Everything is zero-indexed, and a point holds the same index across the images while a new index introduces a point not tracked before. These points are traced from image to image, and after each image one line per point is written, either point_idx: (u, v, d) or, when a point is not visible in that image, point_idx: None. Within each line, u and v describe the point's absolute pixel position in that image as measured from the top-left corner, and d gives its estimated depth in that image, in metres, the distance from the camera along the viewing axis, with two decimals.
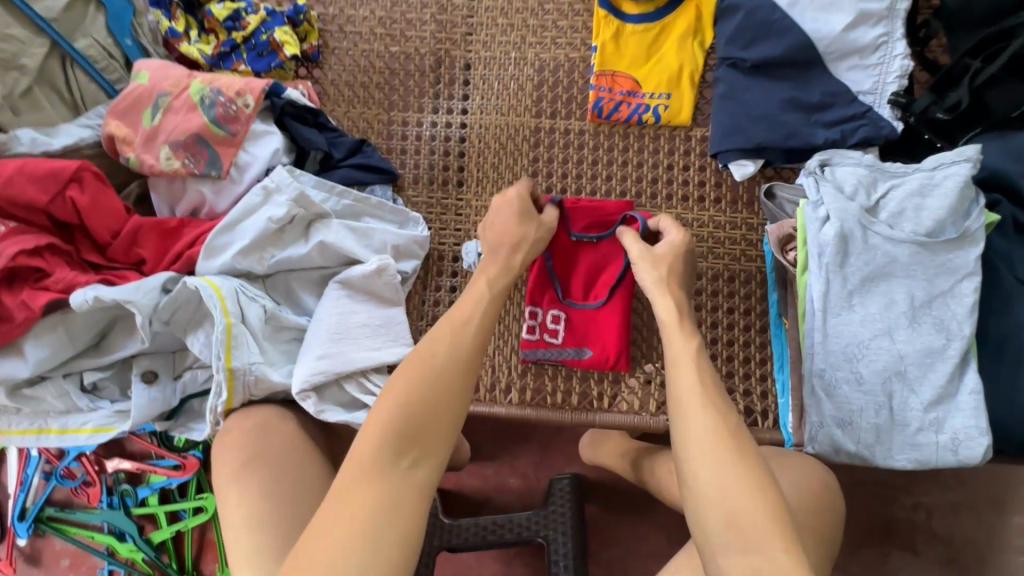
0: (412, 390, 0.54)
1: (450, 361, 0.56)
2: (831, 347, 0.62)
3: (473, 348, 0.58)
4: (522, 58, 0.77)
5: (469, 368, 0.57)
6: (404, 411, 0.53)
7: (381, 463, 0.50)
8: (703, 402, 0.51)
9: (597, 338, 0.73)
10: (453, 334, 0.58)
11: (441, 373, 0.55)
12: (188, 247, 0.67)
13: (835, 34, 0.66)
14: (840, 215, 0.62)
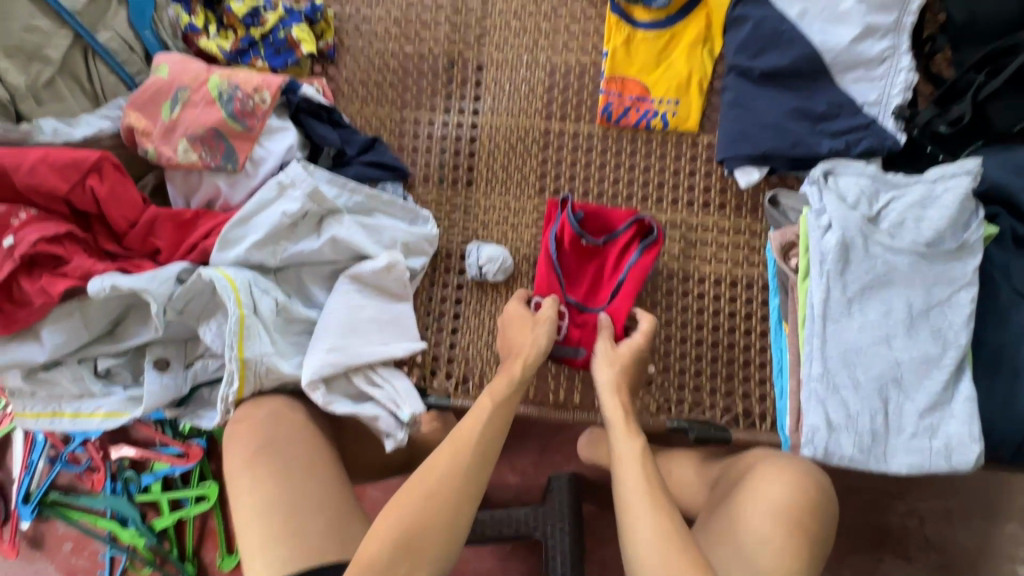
0: (417, 501, 0.55)
1: (454, 475, 0.57)
2: (831, 353, 0.64)
3: (480, 461, 0.59)
4: (534, 61, 0.79)
5: (477, 482, 0.58)
6: (403, 523, 0.54)
7: (379, 569, 0.52)
8: (673, 557, 0.53)
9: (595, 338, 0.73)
10: (462, 447, 0.59)
11: (440, 488, 0.56)
12: (203, 238, 0.69)
13: (843, 46, 0.67)
14: (843, 224, 0.63)
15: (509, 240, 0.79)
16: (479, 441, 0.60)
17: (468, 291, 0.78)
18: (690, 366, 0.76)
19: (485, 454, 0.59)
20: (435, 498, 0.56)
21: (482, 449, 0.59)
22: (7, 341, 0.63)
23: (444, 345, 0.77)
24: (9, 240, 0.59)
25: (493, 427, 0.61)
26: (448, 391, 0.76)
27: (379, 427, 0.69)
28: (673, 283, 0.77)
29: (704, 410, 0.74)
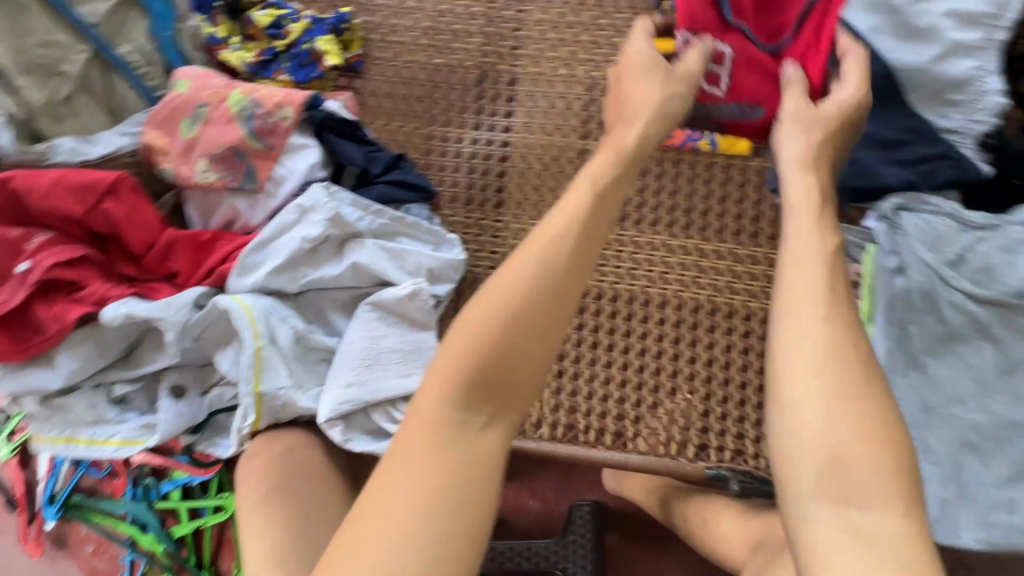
0: (457, 370, 0.45)
1: (501, 340, 0.46)
2: (899, 411, 0.57)
3: (536, 331, 0.47)
4: (572, 75, 0.73)
5: (573, 294, 0.48)
6: (478, 344, 0.45)
7: (432, 461, 0.43)
8: (818, 330, 0.43)
9: (767, 87, 0.61)
10: (510, 287, 0.47)
11: (520, 301, 0.47)
12: (220, 262, 0.66)
13: (920, 66, 0.60)
14: (915, 272, 0.58)
15: None
16: (545, 313, 0.47)
17: None
18: (735, 412, 0.70)
19: (545, 322, 0.47)
20: (477, 373, 0.45)
21: (540, 313, 0.47)
22: (22, 367, 0.61)
23: None
24: (25, 265, 0.57)
25: (558, 295, 0.48)
26: None
27: None
28: (717, 320, 0.71)
29: (748, 460, 0.69)
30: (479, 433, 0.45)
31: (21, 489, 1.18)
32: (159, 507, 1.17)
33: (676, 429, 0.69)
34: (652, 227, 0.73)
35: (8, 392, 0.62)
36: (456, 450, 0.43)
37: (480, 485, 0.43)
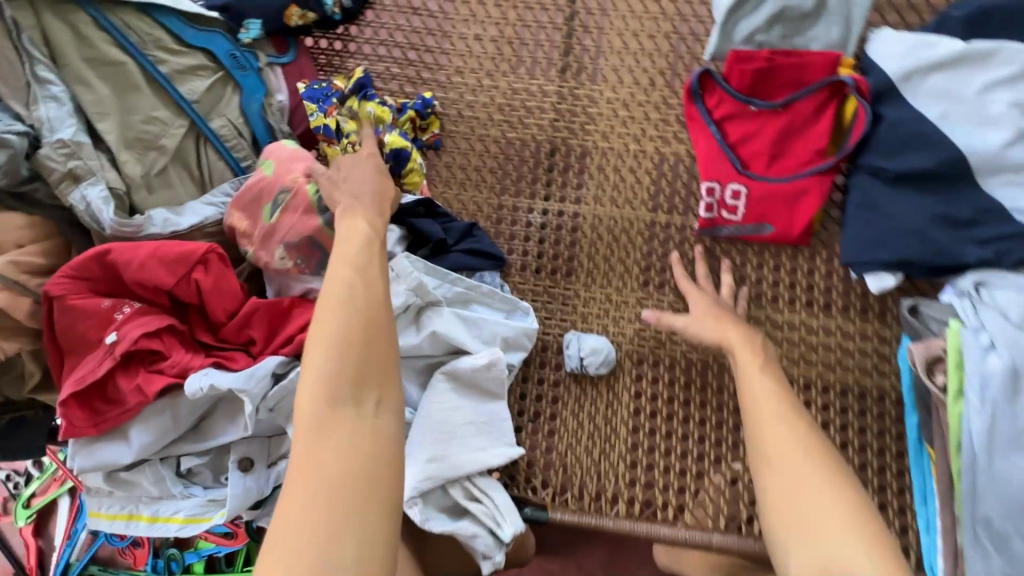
0: (334, 338, 0.47)
1: (349, 313, 0.48)
2: (1003, 496, 0.56)
3: (383, 306, 0.50)
4: (641, 151, 0.76)
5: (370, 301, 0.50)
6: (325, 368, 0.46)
7: (317, 446, 0.43)
8: (779, 417, 0.55)
9: (782, 212, 0.70)
10: (353, 270, 0.51)
11: (350, 324, 0.48)
12: (300, 330, 0.63)
13: (992, 151, 0.62)
14: (1007, 349, 0.57)
15: (612, 335, 0.74)
16: (384, 307, 0.50)
17: (566, 389, 0.73)
18: None
19: (383, 298, 0.50)
20: (359, 342, 0.47)
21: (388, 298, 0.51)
22: (93, 441, 0.59)
23: (540, 450, 0.71)
24: (113, 336, 0.56)
25: (379, 275, 0.52)
26: (545, 503, 0.69)
27: (475, 547, 0.62)
28: (793, 392, 0.70)
29: None
30: (376, 413, 0.46)
31: (33, 560, 1.11)
32: None
33: (724, 503, 0.69)
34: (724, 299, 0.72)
35: (76, 467, 0.60)
36: (343, 420, 0.44)
37: (386, 454, 0.44)
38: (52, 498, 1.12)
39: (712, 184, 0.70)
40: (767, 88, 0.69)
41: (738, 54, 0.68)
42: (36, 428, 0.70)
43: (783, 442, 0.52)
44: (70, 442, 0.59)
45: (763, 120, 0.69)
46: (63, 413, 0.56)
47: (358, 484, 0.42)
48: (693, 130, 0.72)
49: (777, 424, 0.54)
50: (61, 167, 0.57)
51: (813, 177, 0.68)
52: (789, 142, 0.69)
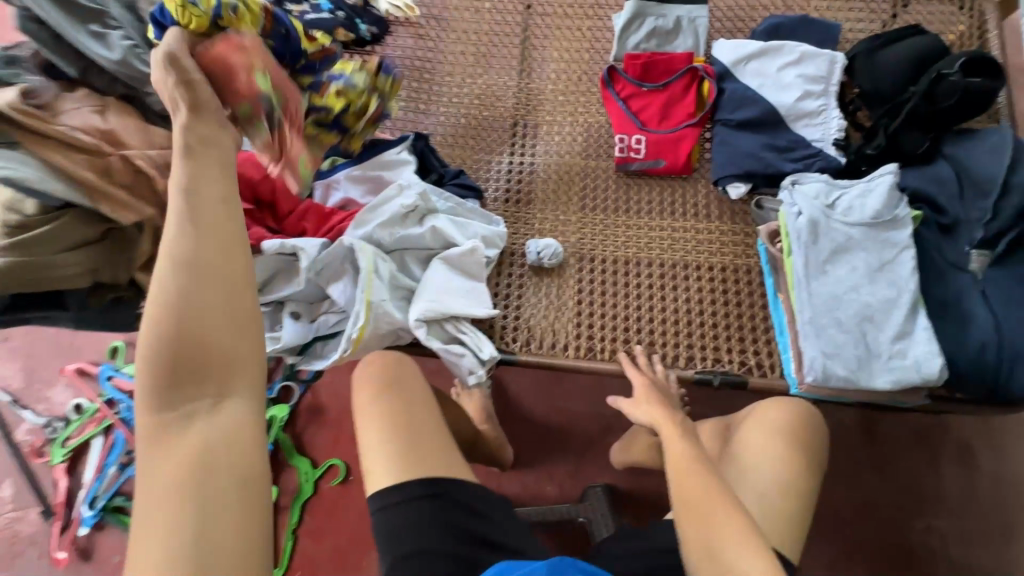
0: (151, 349, 0.50)
1: (171, 317, 0.50)
2: (816, 302, 0.84)
3: (202, 299, 0.50)
4: (575, 121, 1.10)
5: (189, 295, 0.50)
6: (155, 372, 0.50)
7: (155, 457, 0.49)
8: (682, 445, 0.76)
9: (671, 152, 1.03)
10: (171, 254, 0.50)
11: (162, 329, 0.50)
12: (339, 222, 0.93)
13: (790, 104, 0.98)
14: (809, 210, 0.88)
15: (562, 241, 1.03)
16: (202, 304, 0.50)
17: (529, 277, 1.00)
18: (711, 333, 0.95)
19: (203, 289, 0.50)
20: (183, 339, 0.50)
21: (211, 283, 0.51)
22: None
23: (510, 317, 0.97)
24: None
25: (210, 265, 0.51)
26: (515, 351, 0.94)
27: (462, 365, 0.86)
28: (690, 271, 0.99)
29: (724, 364, 0.92)
30: (213, 411, 0.51)
31: (63, 494, 1.24)
32: None
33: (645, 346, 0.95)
34: (636, 211, 1.03)
35: None
36: (177, 427, 0.50)
37: (230, 437, 0.51)
38: (87, 437, 1.28)
39: (622, 136, 1.04)
40: (652, 75, 1.05)
41: (631, 56, 1.05)
42: (130, 307, 0.93)
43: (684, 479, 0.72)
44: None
45: (651, 95, 1.05)
46: None
47: (189, 483, 0.48)
48: (607, 105, 1.07)
49: (688, 462, 0.74)
50: None
51: (687, 129, 1.03)
52: (671, 108, 1.05)
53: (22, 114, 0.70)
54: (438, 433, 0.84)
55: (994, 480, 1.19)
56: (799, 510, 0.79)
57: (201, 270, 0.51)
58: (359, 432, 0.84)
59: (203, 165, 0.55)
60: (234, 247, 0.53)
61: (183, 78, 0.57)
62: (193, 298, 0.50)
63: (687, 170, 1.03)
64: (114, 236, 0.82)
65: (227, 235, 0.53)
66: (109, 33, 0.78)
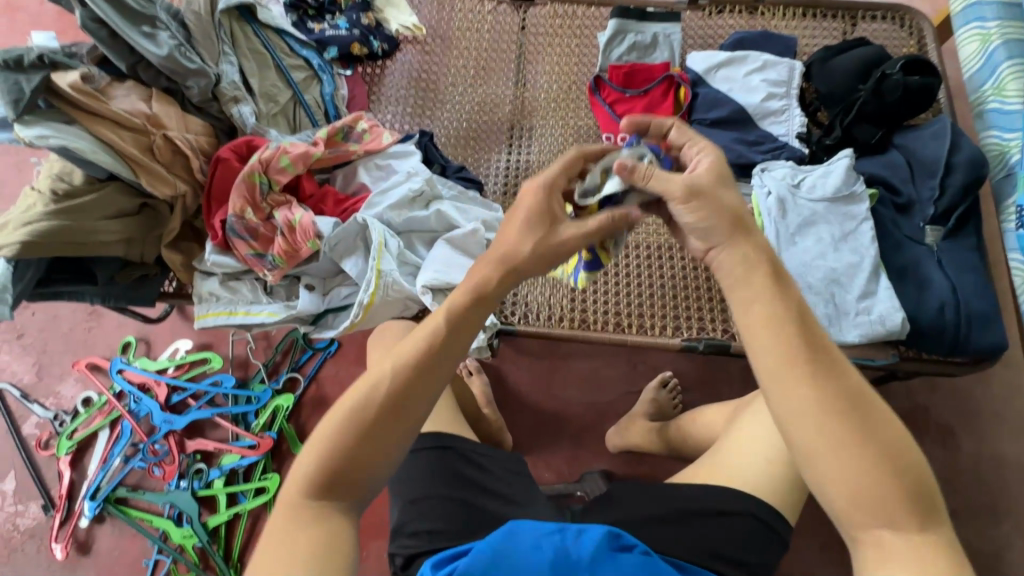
0: (348, 421, 0.56)
1: (352, 431, 0.56)
2: (789, 268, 0.91)
3: (383, 426, 0.56)
4: (566, 125, 1.21)
5: (407, 391, 0.57)
6: (332, 440, 0.56)
7: (297, 516, 0.55)
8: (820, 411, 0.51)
9: None
10: (385, 377, 0.58)
11: (365, 406, 0.57)
12: (353, 205, 1.02)
13: (757, 103, 1.10)
14: (777, 189, 0.97)
15: None
16: (408, 407, 0.57)
17: None
18: (696, 306, 1.03)
19: (389, 414, 0.57)
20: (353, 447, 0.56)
21: (396, 411, 0.57)
22: (225, 251, 0.94)
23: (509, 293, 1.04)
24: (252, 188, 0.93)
25: (405, 394, 0.57)
26: (514, 322, 1.00)
27: None
28: (674, 252, 1.08)
29: (709, 332, 1.00)
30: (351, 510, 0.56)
31: (66, 486, 1.25)
32: (199, 498, 1.24)
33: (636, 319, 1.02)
34: None
35: (210, 266, 0.93)
36: (319, 508, 0.55)
37: (343, 551, 0.54)
38: (94, 430, 1.30)
39: (608, 136, 1.16)
40: (634, 82, 1.18)
41: (615, 66, 1.18)
42: (152, 286, 0.97)
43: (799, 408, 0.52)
44: (209, 245, 0.93)
45: (634, 100, 1.17)
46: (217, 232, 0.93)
47: (314, 564, 0.52)
48: (594, 109, 1.18)
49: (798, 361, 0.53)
50: (230, 95, 0.97)
51: None
52: (653, 109, 1.16)
53: (78, 93, 0.81)
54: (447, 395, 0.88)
55: (975, 461, 1.25)
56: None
57: (403, 408, 0.57)
58: None
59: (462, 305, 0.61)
60: (428, 393, 0.58)
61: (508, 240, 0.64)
62: (403, 400, 0.57)
63: None
64: (147, 211, 0.91)
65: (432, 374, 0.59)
66: (158, 33, 0.90)
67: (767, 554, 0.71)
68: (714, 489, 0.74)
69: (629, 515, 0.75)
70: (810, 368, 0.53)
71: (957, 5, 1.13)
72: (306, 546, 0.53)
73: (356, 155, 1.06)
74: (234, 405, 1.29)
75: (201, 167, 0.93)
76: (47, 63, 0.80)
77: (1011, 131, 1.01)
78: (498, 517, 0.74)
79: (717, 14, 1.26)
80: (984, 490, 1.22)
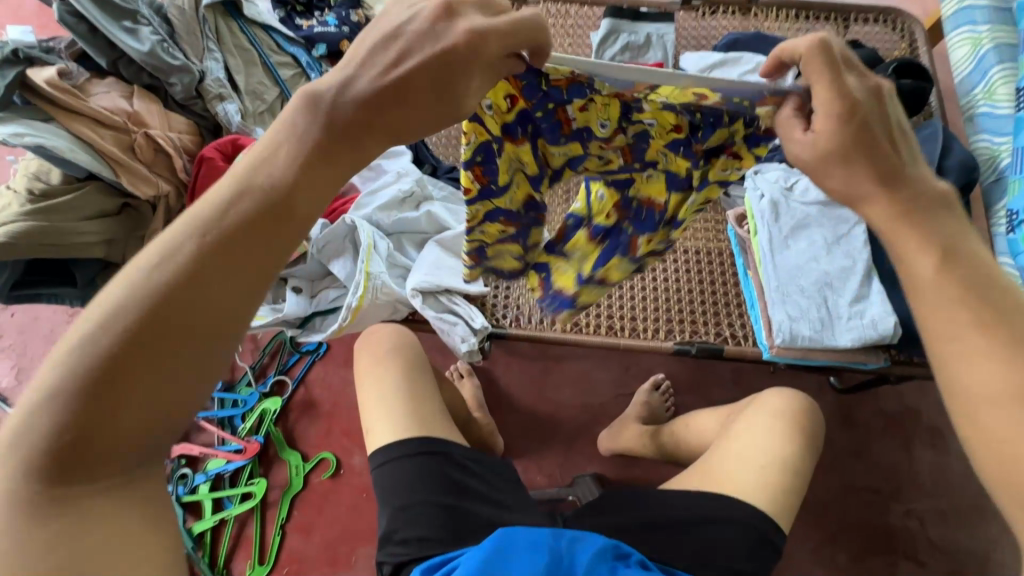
0: (81, 352, 0.36)
1: (90, 368, 0.36)
2: (781, 273, 0.91)
3: (160, 353, 0.37)
4: None
5: (189, 300, 0.38)
6: (58, 385, 0.36)
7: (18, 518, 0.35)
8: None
9: None
10: (147, 283, 0.38)
11: (110, 326, 0.37)
12: (342, 206, 1.01)
13: None
14: (769, 192, 0.96)
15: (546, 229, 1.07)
16: (192, 321, 0.38)
17: None
18: (688, 309, 1.02)
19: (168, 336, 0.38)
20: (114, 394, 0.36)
21: (186, 329, 0.38)
22: None
23: (500, 295, 1.03)
24: None
25: (191, 300, 0.38)
26: (505, 325, 0.99)
27: (456, 333, 0.93)
28: (667, 254, 1.07)
29: (701, 334, 0.99)
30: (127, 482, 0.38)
31: None
32: (184, 503, 1.22)
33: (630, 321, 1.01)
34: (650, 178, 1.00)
35: None
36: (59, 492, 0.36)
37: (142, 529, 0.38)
38: None
39: None
40: None
41: None
42: None
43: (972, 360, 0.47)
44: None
45: None
46: None
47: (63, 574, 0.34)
48: None
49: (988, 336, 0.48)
50: (215, 92, 0.94)
51: None
52: None
53: (56, 90, 0.78)
54: (435, 398, 0.85)
55: (962, 462, 1.26)
56: (803, 465, 0.78)
57: (179, 314, 0.38)
58: (358, 396, 0.86)
59: (280, 170, 0.43)
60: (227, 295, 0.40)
61: (346, 80, 0.46)
62: (176, 312, 0.38)
63: None
64: (128, 211, 0.88)
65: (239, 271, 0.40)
66: (140, 28, 0.88)
67: (763, 564, 0.70)
68: (708, 496, 0.73)
69: (625, 521, 0.74)
70: (998, 321, 0.47)
71: (948, 9, 1.14)
72: (85, 567, 0.35)
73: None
74: (220, 409, 1.26)
75: (184, 166, 0.90)
76: (22, 58, 0.78)
77: (1000, 136, 1.01)
78: (490, 524, 0.72)
79: (711, 14, 1.25)
80: (972, 491, 1.23)
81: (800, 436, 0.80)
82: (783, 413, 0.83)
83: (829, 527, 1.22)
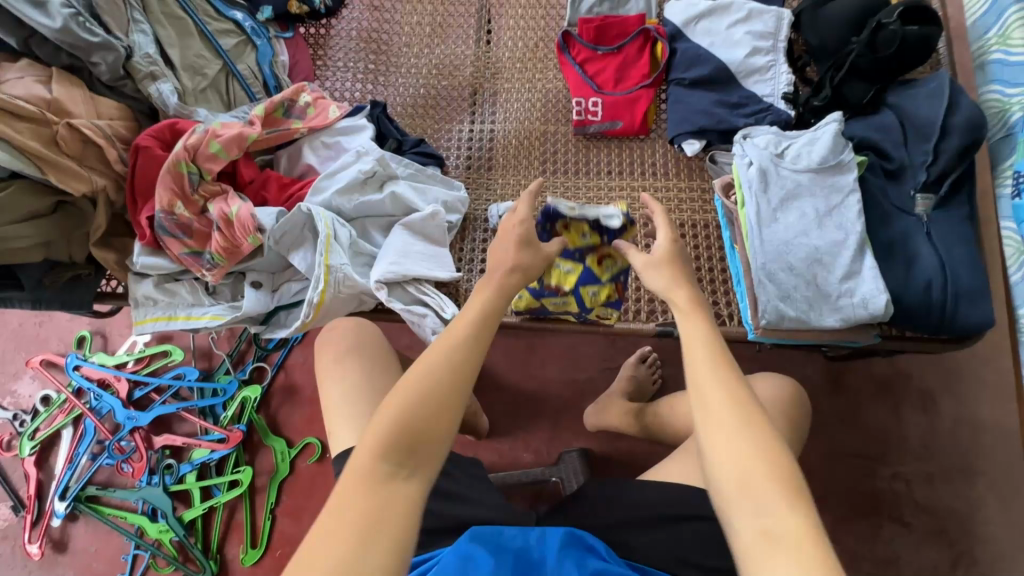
0: (383, 430, 0.57)
1: (391, 429, 0.57)
2: (768, 247, 0.85)
3: (413, 414, 0.58)
4: (534, 88, 1.11)
5: (448, 380, 0.60)
6: (369, 447, 0.56)
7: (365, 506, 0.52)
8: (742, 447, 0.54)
9: (627, 114, 1.05)
10: (404, 384, 0.60)
11: (397, 404, 0.58)
12: (298, 190, 0.93)
13: (740, 60, 1.00)
14: (758, 159, 0.89)
15: None
16: (437, 392, 0.59)
17: (492, 242, 1.01)
18: None
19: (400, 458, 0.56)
20: (391, 475, 0.55)
21: (422, 397, 0.59)
22: (155, 251, 0.84)
23: (474, 281, 0.98)
24: (180, 177, 0.83)
25: (434, 423, 0.58)
26: None
27: (426, 326, 0.88)
28: (649, 227, 1.01)
29: None
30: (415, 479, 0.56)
31: (34, 487, 1.22)
32: (172, 493, 1.22)
33: None
34: (631, 38, 1.07)
35: (138, 270, 0.83)
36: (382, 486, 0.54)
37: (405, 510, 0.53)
38: (57, 428, 1.25)
39: (579, 99, 1.06)
40: (606, 38, 1.08)
41: (585, 19, 1.09)
42: (88, 286, 0.91)
43: (698, 357, 0.61)
44: (137, 245, 0.83)
45: (605, 58, 1.08)
46: (142, 229, 0.83)
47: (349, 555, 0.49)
48: (563, 68, 1.09)
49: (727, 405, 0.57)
50: (145, 70, 0.85)
51: (643, 89, 1.05)
52: (628, 71, 1.07)
53: None
54: None
55: (950, 423, 1.25)
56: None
57: (422, 396, 0.59)
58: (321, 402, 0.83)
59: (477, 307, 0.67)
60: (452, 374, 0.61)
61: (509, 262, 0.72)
62: (423, 388, 0.59)
63: (643, 131, 1.05)
64: (66, 209, 0.83)
65: (430, 392, 0.60)
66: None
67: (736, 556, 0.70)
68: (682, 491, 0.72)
69: (600, 517, 0.73)
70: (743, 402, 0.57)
71: None
72: None
73: (299, 133, 0.96)
74: (200, 398, 1.24)
75: (120, 156, 0.83)
76: None
77: (1013, 86, 0.92)
78: (459, 525, 0.71)
79: None
80: (959, 452, 1.24)
81: (779, 430, 0.80)
82: (764, 406, 0.82)
83: (816, 492, 1.23)
